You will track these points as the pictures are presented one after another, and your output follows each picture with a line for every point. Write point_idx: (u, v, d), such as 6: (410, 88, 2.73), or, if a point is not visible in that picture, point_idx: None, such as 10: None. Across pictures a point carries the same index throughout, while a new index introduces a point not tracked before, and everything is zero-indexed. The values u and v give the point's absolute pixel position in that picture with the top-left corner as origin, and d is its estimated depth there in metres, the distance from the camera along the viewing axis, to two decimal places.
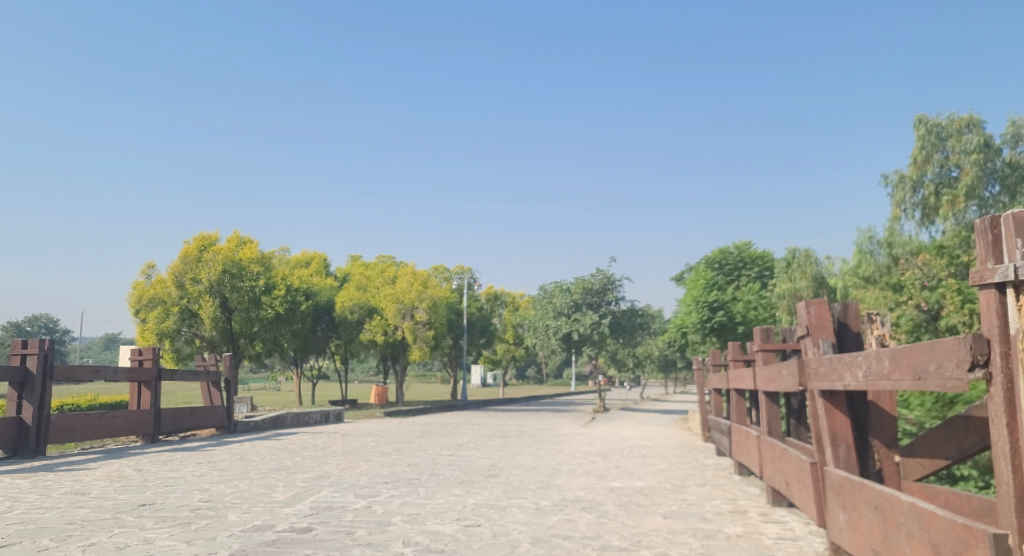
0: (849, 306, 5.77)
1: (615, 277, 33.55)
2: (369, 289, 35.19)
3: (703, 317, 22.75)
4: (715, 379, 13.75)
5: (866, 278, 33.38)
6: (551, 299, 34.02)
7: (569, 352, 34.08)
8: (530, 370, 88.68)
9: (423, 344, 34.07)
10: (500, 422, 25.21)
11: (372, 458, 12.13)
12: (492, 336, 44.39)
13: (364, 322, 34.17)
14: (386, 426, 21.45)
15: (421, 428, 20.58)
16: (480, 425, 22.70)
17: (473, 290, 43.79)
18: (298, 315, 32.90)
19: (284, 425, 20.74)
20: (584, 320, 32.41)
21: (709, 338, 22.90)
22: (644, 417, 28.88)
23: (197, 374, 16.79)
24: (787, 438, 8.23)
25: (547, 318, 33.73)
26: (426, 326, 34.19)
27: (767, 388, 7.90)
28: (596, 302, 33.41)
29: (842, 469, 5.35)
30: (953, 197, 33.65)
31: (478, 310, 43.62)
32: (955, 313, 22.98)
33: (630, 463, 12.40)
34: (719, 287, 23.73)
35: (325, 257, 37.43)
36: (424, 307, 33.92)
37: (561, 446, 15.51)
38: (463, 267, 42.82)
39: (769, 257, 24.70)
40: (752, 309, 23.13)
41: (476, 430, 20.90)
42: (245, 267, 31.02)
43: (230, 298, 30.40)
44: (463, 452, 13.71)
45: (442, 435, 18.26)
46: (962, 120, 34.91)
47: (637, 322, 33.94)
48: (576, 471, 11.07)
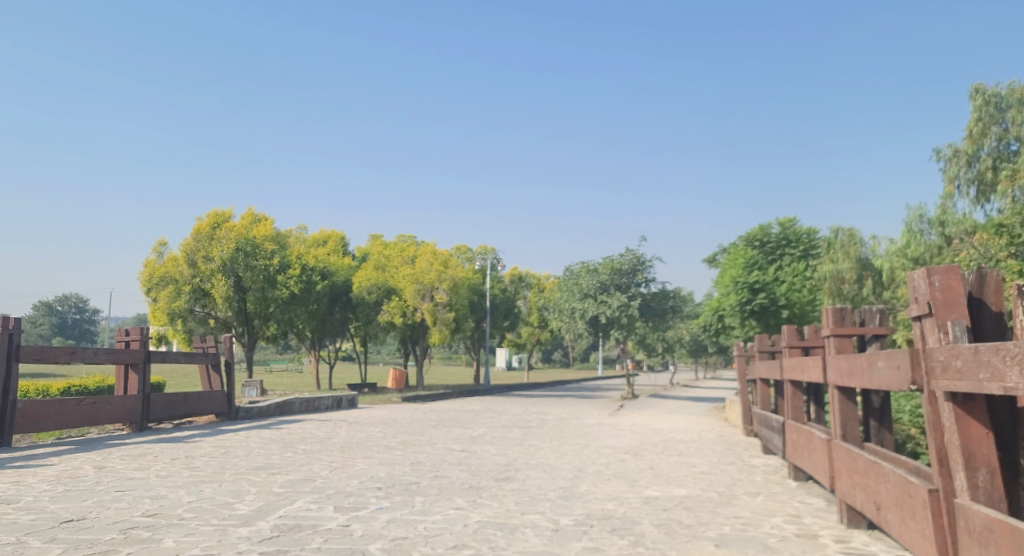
0: (987, 276, 4.16)
1: (645, 257, 31.85)
2: (388, 269, 33.83)
3: (742, 299, 21.10)
4: (763, 370, 12.16)
5: (915, 260, 31.39)
6: (578, 280, 32.48)
7: (597, 335, 32.54)
8: (556, 353, 87.35)
9: (443, 327, 32.68)
10: (522, 409, 23.83)
11: (373, 454, 10.75)
12: (516, 318, 42.94)
13: (382, 303, 32.95)
14: (400, 414, 20.07)
15: (437, 416, 19.15)
16: (501, 413, 21.25)
17: (497, 271, 42.35)
18: (314, 296, 31.70)
19: (292, 411, 19.52)
20: (611, 302, 30.79)
21: (748, 322, 21.27)
22: (676, 406, 27.30)
23: (192, 357, 15.49)
24: (866, 446, 6.65)
25: (573, 300, 32.22)
26: (447, 307, 32.82)
27: (845, 382, 6.32)
28: (625, 283, 31.78)
29: (983, 505, 3.81)
30: (1012, 172, 31.49)
31: (501, 292, 42.19)
32: None
33: (666, 463, 10.90)
34: (760, 266, 22.05)
35: (344, 235, 36.05)
36: (444, 288, 32.51)
37: (586, 440, 14.00)
38: (487, 247, 41.37)
39: (815, 235, 22.90)
40: (796, 291, 21.43)
41: (496, 418, 19.51)
42: (260, 245, 29.89)
43: (244, 277, 29.39)
44: (477, 447, 12.28)
45: (458, 425, 16.88)
46: (1022, 90, 32.65)
47: (668, 305, 32.26)
48: (604, 474, 9.55)
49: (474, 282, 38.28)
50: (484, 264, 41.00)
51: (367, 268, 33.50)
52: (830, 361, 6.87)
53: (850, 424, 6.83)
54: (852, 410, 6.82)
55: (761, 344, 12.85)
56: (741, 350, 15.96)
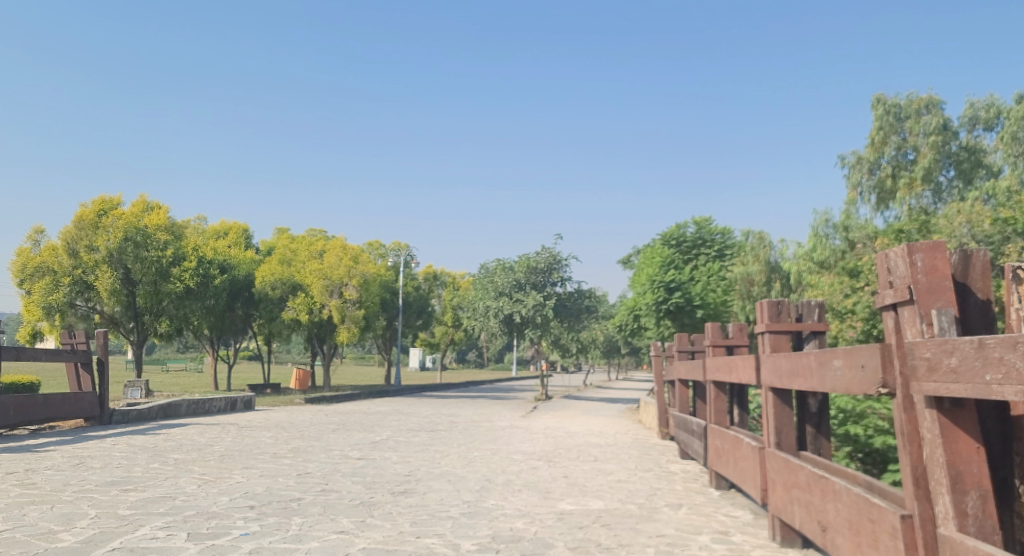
0: (973, 256, 3.44)
1: (560, 256, 31.27)
2: (293, 263, 32.07)
3: (658, 299, 20.61)
4: (683, 371, 11.49)
5: (822, 262, 31.87)
6: (492, 278, 31.59)
7: (510, 335, 31.72)
8: (471, 353, 86.38)
9: (351, 325, 31.20)
10: (433, 411, 22.81)
11: (254, 463, 9.54)
12: (429, 317, 41.81)
13: (286, 299, 31.29)
14: (300, 417, 18.70)
15: (339, 420, 17.89)
16: (410, 416, 20.14)
17: (410, 268, 41.04)
18: (212, 290, 29.84)
19: (178, 414, 17.95)
20: (526, 301, 30.04)
21: (663, 322, 20.84)
22: (590, 407, 26.81)
23: (57, 356, 13.83)
24: (803, 455, 5.96)
25: (486, 298, 31.30)
26: (355, 305, 31.38)
27: (784, 384, 5.59)
28: (541, 282, 31.11)
29: (975, 538, 3.05)
30: (912, 181, 32.23)
31: (414, 290, 40.94)
32: None
33: (580, 471, 10.08)
34: (676, 265, 21.61)
35: (246, 227, 34.08)
36: (354, 284, 31.05)
37: (497, 445, 13.07)
38: (399, 244, 40.00)
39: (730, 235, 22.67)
40: (712, 292, 21.14)
41: (402, 421, 18.42)
42: (152, 235, 27.94)
43: (133, 269, 27.39)
44: (376, 453, 11.20)
45: (360, 428, 15.72)
46: (921, 101, 33.46)
47: (583, 305, 31.80)
48: (514, 485, 8.64)
49: (385, 278, 36.91)
50: (396, 261, 39.64)
51: (270, 262, 31.70)
52: (767, 359, 6.16)
53: (786, 430, 6.12)
54: (789, 414, 6.11)
55: (680, 343, 12.20)
56: (658, 348, 15.38)
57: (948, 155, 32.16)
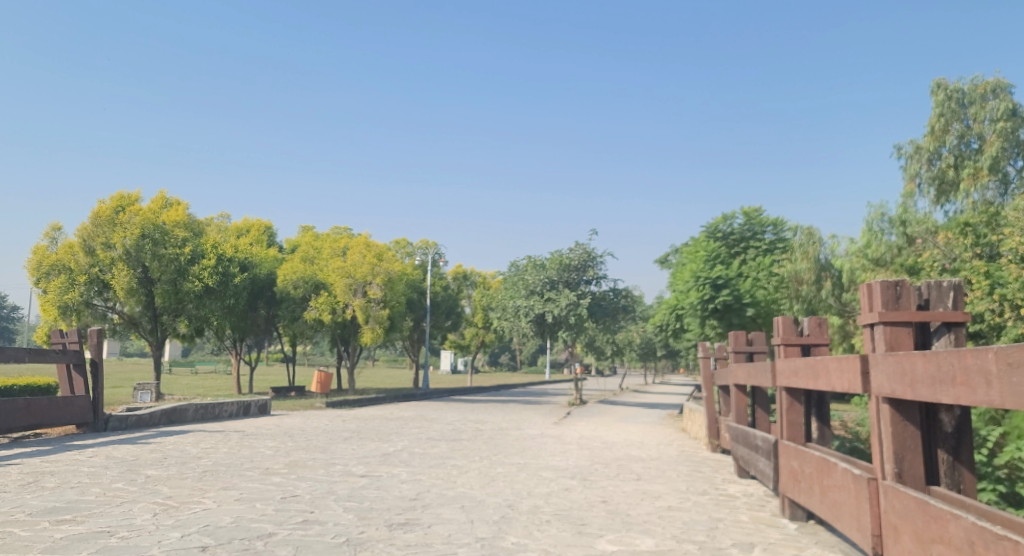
0: None
1: (596, 253, 29.63)
2: (316, 261, 30.85)
3: (703, 297, 18.91)
4: (743, 375, 9.83)
5: (877, 259, 29.79)
6: (524, 276, 30.05)
7: (542, 337, 30.13)
8: (503, 356, 84.79)
9: (375, 326, 29.83)
10: (460, 417, 21.34)
11: (238, 482, 8.11)
12: (459, 318, 40.42)
13: (309, 299, 30.06)
14: (314, 423, 17.32)
15: (355, 427, 16.47)
16: (433, 423, 18.68)
17: (439, 268, 39.63)
18: (232, 290, 28.69)
19: (184, 420, 16.69)
20: (560, 300, 28.45)
21: (709, 323, 19.17)
22: (627, 413, 25.16)
23: (42, 357, 12.58)
24: (938, 493, 4.36)
25: (518, 297, 29.76)
26: (380, 305, 30.05)
27: (921, 394, 3.99)
28: (575, 281, 29.50)
29: None
30: (976, 171, 30.06)
31: (443, 290, 39.50)
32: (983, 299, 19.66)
33: (622, 494, 8.51)
34: (723, 259, 19.87)
35: (269, 224, 32.89)
36: (378, 283, 29.71)
37: (525, 459, 11.54)
38: (428, 242, 38.66)
39: (782, 228, 20.88)
40: (763, 289, 19.40)
41: (424, 429, 16.96)
42: (170, 232, 26.93)
43: (151, 268, 26.39)
44: (385, 469, 9.73)
45: (375, 437, 14.27)
46: (986, 85, 31.24)
47: (619, 304, 30.08)
48: (542, 515, 7.08)
49: (412, 277, 35.56)
50: (425, 259, 38.31)
51: (293, 260, 30.52)
52: (881, 361, 4.58)
53: (911, 457, 4.52)
54: (913, 436, 4.51)
55: (736, 343, 10.52)
56: (706, 349, 13.70)
57: (1016, 143, 29.97)
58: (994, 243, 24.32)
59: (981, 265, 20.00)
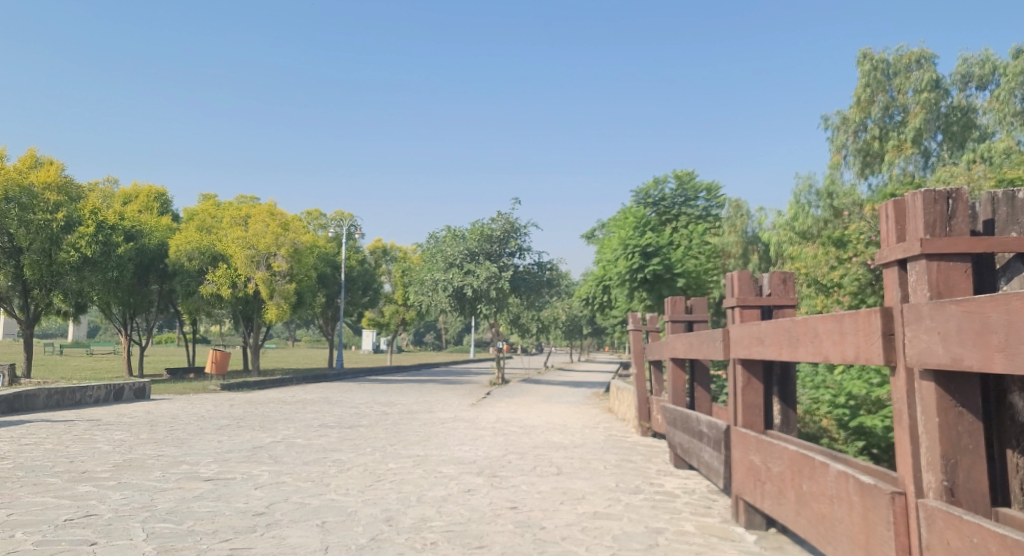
0: None
1: (518, 223, 27.91)
2: (214, 231, 28.17)
3: (632, 266, 17.38)
4: (682, 348, 8.22)
5: (805, 233, 28.92)
6: (441, 248, 28.07)
7: (461, 312, 28.27)
8: (428, 335, 82.62)
9: (281, 301, 27.46)
10: (369, 399, 19.42)
11: (24, 496, 6.03)
12: (376, 293, 38.19)
13: (206, 272, 27.31)
14: (194, 409, 15.13)
15: (240, 414, 14.37)
16: (334, 407, 16.70)
17: (354, 241, 37.26)
18: (115, 261, 25.88)
19: (33, 408, 14.28)
20: (479, 273, 26.73)
21: (638, 294, 17.73)
22: (551, 392, 23.62)
23: None
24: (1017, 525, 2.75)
25: (435, 270, 27.74)
26: (286, 278, 27.68)
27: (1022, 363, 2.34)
28: (496, 252, 27.81)
29: None
30: (900, 143, 29.33)
31: (359, 264, 37.17)
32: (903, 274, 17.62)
33: (537, 496, 6.79)
34: (654, 227, 18.37)
35: (162, 191, 30.01)
36: (284, 254, 27.32)
37: (426, 449, 9.75)
38: (342, 212, 36.28)
39: (715, 192, 19.39)
40: (697, 260, 18.04)
41: (322, 413, 15.00)
42: (41, 196, 24.07)
43: (17, 235, 23.52)
44: (242, 468, 7.75)
45: (256, 426, 12.24)
46: (912, 55, 30.52)
47: (543, 278, 28.51)
48: (426, 535, 5.28)
49: (323, 250, 33.17)
50: (339, 232, 35.93)
51: (187, 230, 27.74)
52: (929, 315, 2.91)
53: (968, 463, 2.88)
54: (972, 430, 2.88)
55: (673, 311, 8.91)
56: (638, 319, 12.12)
57: (939, 116, 29.32)
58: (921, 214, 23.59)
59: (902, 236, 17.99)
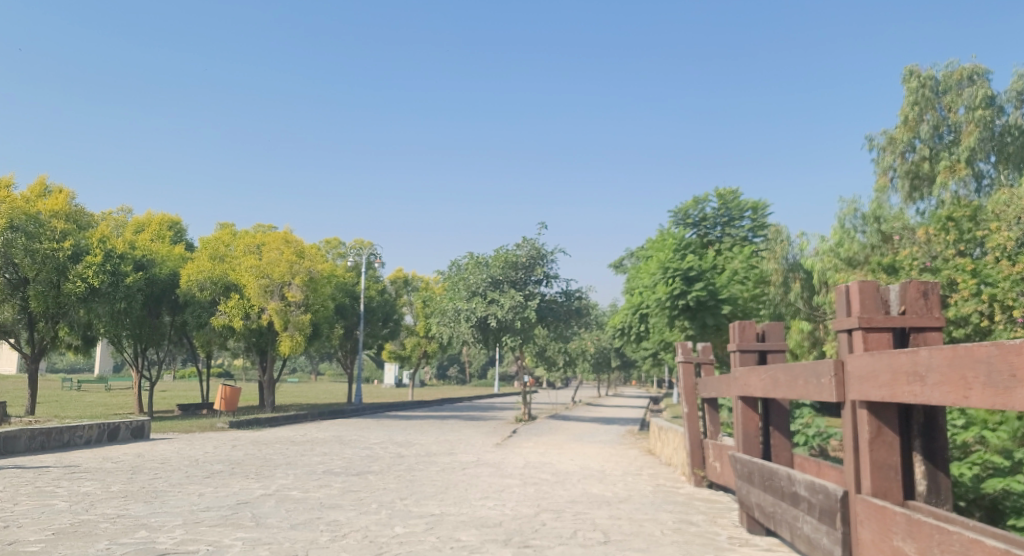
0: None
1: (545, 250, 26.40)
2: (227, 259, 27.01)
3: (673, 292, 15.77)
4: (757, 384, 6.60)
5: (849, 260, 27.15)
6: (463, 276, 26.61)
7: (484, 343, 26.74)
8: (452, 369, 80.94)
9: (295, 333, 26.09)
10: (384, 438, 17.90)
11: None
12: (396, 325, 36.79)
13: (218, 302, 26.08)
14: (191, 452, 13.66)
15: (239, 458, 12.90)
16: (345, 448, 15.17)
17: (374, 271, 35.92)
18: (123, 291, 24.42)
19: (12, 451, 12.88)
20: (503, 301, 25.23)
21: (679, 322, 16.17)
22: (582, 430, 21.97)
23: None
24: None
25: (457, 299, 26.33)
26: (301, 308, 26.37)
27: None
28: (521, 280, 26.31)
29: None
30: (952, 164, 27.39)
31: (379, 294, 35.81)
32: (969, 302, 15.76)
33: None
34: (695, 249, 16.80)
35: (176, 219, 28.91)
36: (298, 283, 26.04)
37: (443, 507, 8.16)
38: (362, 241, 35.04)
39: (761, 211, 17.74)
40: (743, 285, 16.44)
41: (329, 456, 13.48)
42: (48, 225, 23.02)
43: (23, 266, 22.43)
44: (213, 535, 6.25)
45: (252, 473, 10.73)
46: (964, 70, 28.65)
47: (573, 307, 26.94)
48: None
49: (341, 279, 31.99)
50: (358, 261, 34.64)
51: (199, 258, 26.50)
52: None
53: None
54: None
55: (741, 336, 7.27)
56: (688, 348, 10.50)
57: (993, 136, 27.40)
58: (981, 238, 21.70)
59: (969, 261, 16.06)
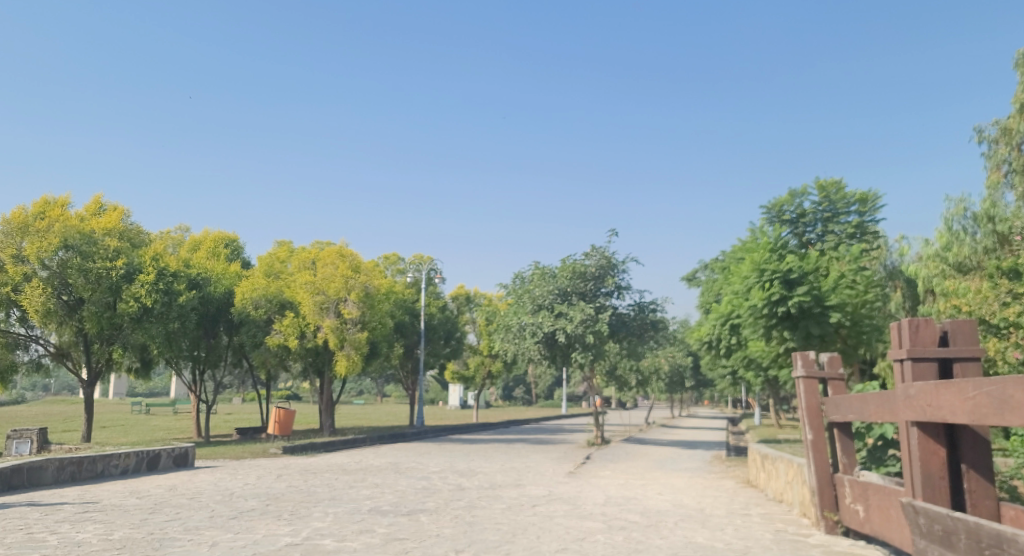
0: None
1: (616, 258, 24.50)
2: (282, 277, 25.94)
3: (771, 298, 13.73)
4: (952, 404, 4.64)
5: (959, 265, 24.56)
6: (529, 288, 24.91)
7: (553, 360, 24.97)
8: (518, 389, 79.13)
9: (351, 352, 24.81)
10: (446, 466, 16.26)
11: None
12: (459, 344, 35.25)
13: (273, 321, 24.98)
14: (229, 483, 12.21)
15: (279, 491, 11.36)
16: (400, 479, 13.54)
17: (436, 287, 34.56)
18: (177, 311, 23.36)
19: (36, 483, 11.65)
20: (572, 315, 23.41)
21: (777, 332, 14.06)
22: (661, 455, 19.94)
23: None
24: None
25: (523, 314, 24.62)
26: (358, 326, 25.04)
27: None
28: (590, 292, 24.45)
29: None
30: None
31: (440, 312, 34.41)
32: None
33: None
34: (793, 249, 14.73)
35: (232, 236, 28.02)
36: (354, 299, 24.67)
37: None
38: (422, 255, 33.73)
39: (870, 204, 15.54)
40: (852, 289, 14.30)
41: (380, 489, 11.85)
42: (100, 242, 22.15)
43: (76, 285, 21.55)
44: None
45: (288, 512, 9.14)
46: None
47: (647, 321, 24.92)
48: None
49: (400, 295, 30.79)
50: (418, 277, 33.39)
51: (254, 275, 25.45)
52: None
53: None
54: None
55: (914, 337, 5.30)
56: (810, 359, 8.43)
57: None
58: None
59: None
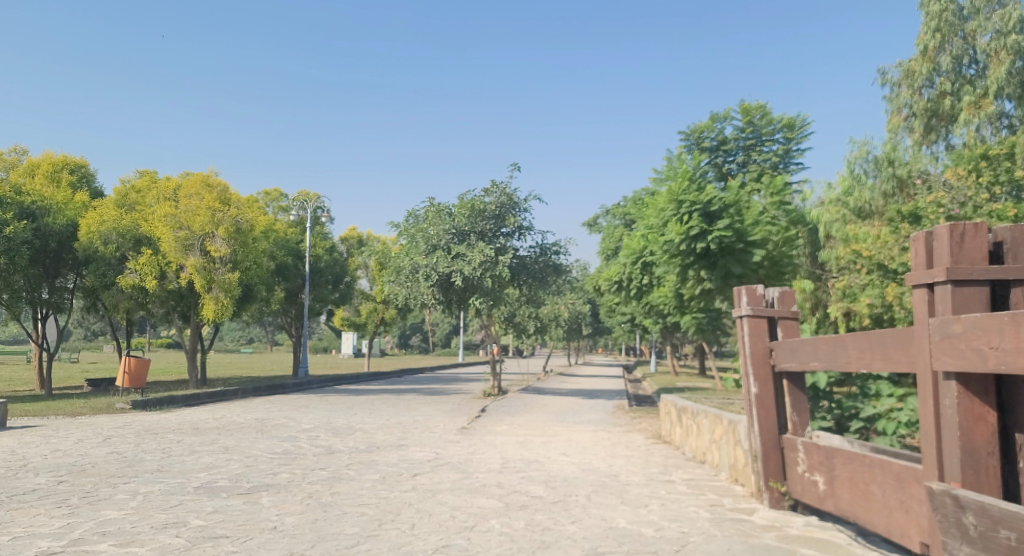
0: None
1: (516, 195, 22.61)
2: (139, 209, 22.73)
3: (688, 234, 12.20)
4: None
5: (859, 210, 24.01)
6: (422, 227, 22.62)
7: (448, 305, 23.06)
8: (415, 338, 77.07)
9: (219, 295, 22.11)
10: (320, 423, 14.16)
11: None
12: (348, 289, 32.79)
13: (127, 259, 21.83)
14: (31, 452, 9.69)
15: (91, 461, 8.96)
16: (259, 441, 11.34)
17: (324, 228, 31.90)
18: (6, 245, 19.79)
19: None
20: (470, 256, 21.52)
21: (693, 272, 12.60)
22: (562, 407, 18.43)
23: None
24: None
25: (414, 255, 22.48)
26: (228, 266, 22.27)
27: None
28: (489, 232, 22.54)
29: None
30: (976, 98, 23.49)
31: (328, 254, 31.75)
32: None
33: None
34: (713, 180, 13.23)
35: (80, 161, 24.39)
36: (223, 235, 21.81)
37: None
38: (307, 193, 30.92)
39: (794, 131, 14.17)
40: (774, 224, 12.93)
41: (227, 456, 9.63)
42: None
43: None
44: None
45: (81, 495, 6.84)
46: None
47: (548, 263, 23.25)
48: None
49: (281, 234, 28.09)
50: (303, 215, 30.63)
51: (104, 206, 22.10)
52: None
53: None
54: None
55: (958, 250, 3.61)
56: (757, 294, 6.84)
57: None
58: None
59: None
